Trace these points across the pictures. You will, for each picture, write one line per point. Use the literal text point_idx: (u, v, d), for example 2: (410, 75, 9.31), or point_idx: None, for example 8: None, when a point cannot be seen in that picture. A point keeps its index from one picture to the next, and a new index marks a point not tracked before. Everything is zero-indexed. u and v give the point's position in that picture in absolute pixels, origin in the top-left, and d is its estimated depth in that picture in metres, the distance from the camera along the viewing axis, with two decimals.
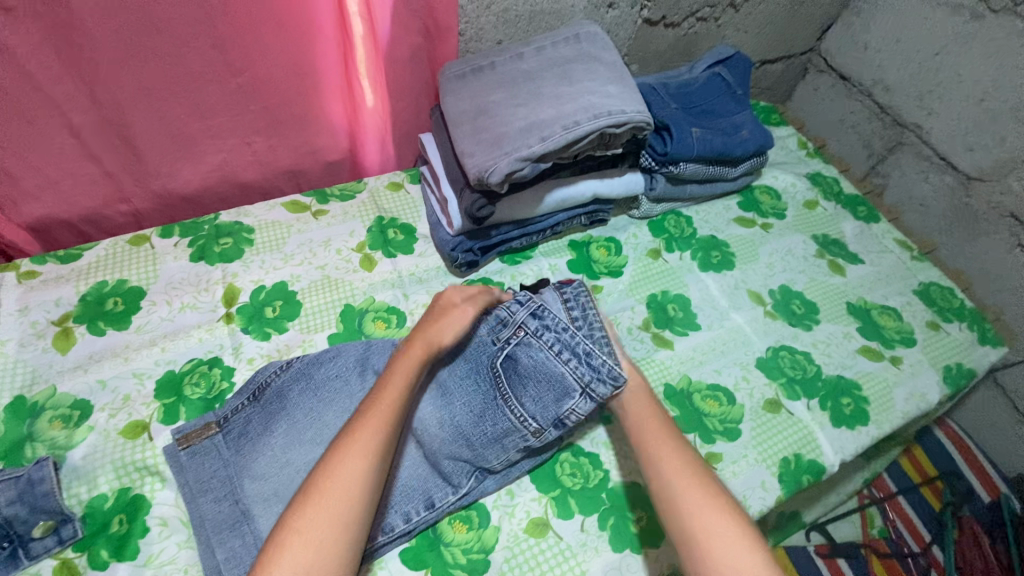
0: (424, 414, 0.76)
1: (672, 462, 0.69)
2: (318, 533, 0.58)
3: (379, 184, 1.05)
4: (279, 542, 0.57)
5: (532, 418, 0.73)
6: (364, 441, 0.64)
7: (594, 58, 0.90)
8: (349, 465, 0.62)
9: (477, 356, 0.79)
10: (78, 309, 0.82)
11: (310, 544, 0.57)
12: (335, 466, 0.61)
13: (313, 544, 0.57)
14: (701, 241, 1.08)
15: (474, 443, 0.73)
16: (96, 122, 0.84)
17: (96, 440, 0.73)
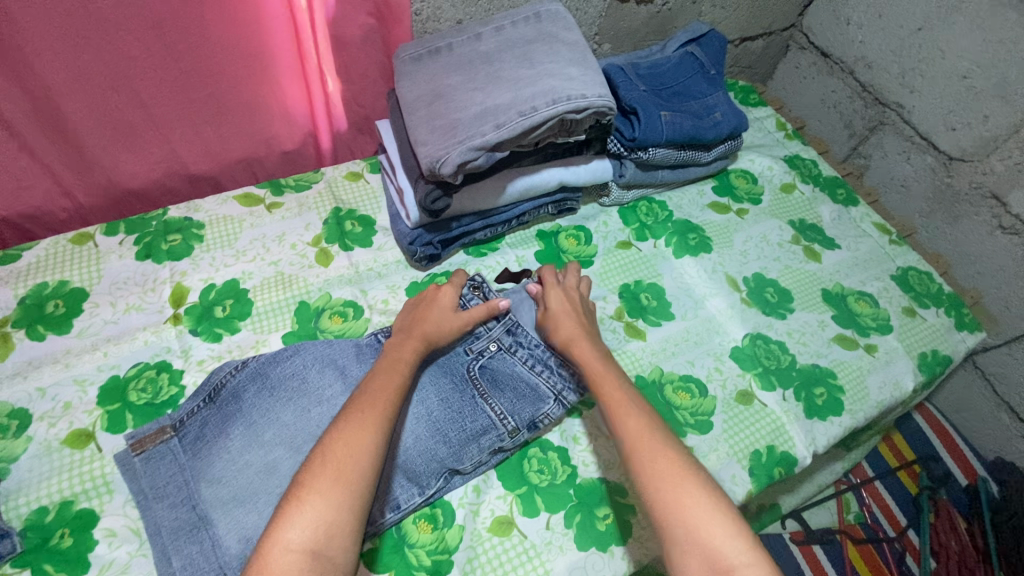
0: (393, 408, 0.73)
1: (642, 431, 0.66)
2: (331, 498, 0.57)
3: (337, 174, 1.01)
4: (293, 503, 0.57)
5: (510, 415, 0.75)
6: (376, 411, 0.64)
7: (556, 38, 0.86)
8: (361, 432, 0.62)
9: (448, 363, 0.78)
10: (16, 313, 0.78)
11: (325, 506, 0.57)
12: (347, 433, 0.61)
13: (325, 509, 0.57)
14: (675, 225, 1.05)
15: (452, 439, 0.72)
16: (28, 113, 0.79)
17: (36, 451, 0.69)
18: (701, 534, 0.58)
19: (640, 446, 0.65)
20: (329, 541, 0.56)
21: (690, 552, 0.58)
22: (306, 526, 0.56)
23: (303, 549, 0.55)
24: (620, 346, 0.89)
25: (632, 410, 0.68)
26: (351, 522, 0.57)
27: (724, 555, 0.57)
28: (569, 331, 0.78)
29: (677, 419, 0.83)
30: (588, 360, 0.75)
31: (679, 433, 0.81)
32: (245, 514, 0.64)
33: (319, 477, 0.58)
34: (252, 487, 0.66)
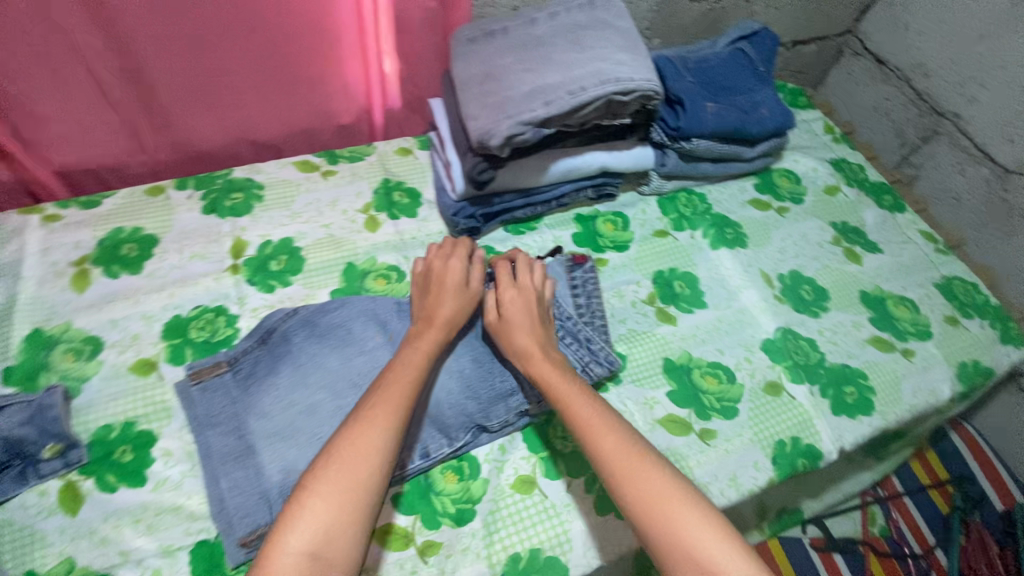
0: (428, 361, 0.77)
1: (618, 450, 0.64)
2: (337, 502, 0.57)
3: (388, 148, 1.06)
4: (298, 505, 0.57)
5: None
6: (387, 409, 0.64)
7: (608, 25, 0.89)
8: (372, 434, 0.62)
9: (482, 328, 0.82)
10: (95, 252, 0.86)
11: (330, 509, 0.57)
12: (357, 434, 0.61)
13: (327, 512, 0.57)
14: (713, 218, 1.05)
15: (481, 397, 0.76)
16: (117, 72, 0.87)
17: (107, 374, 0.76)
18: (695, 552, 0.57)
19: (621, 470, 0.62)
20: (329, 544, 0.56)
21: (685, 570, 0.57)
22: (307, 531, 0.56)
23: (302, 551, 0.55)
24: (650, 330, 0.90)
25: (605, 431, 0.65)
26: (356, 525, 0.57)
27: (719, 568, 0.56)
28: (527, 348, 0.73)
29: (703, 403, 0.84)
30: (552, 379, 0.70)
31: (704, 416, 0.83)
32: (286, 446, 0.69)
33: (327, 480, 0.58)
34: (293, 424, 0.70)
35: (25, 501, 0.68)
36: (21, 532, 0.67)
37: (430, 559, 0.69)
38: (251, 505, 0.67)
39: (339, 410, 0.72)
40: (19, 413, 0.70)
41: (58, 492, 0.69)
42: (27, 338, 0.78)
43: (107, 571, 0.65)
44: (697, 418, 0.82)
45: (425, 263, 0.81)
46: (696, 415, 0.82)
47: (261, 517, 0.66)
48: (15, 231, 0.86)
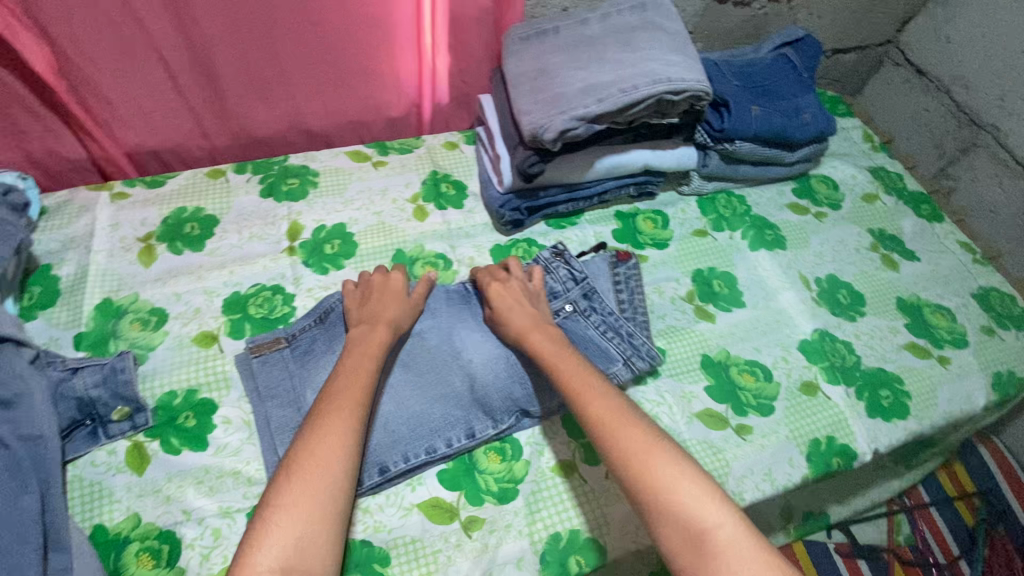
0: (478, 345, 0.80)
1: (605, 412, 0.66)
2: (305, 516, 0.58)
3: (436, 142, 1.09)
4: (265, 525, 0.58)
5: None
6: (340, 419, 0.64)
7: (659, 27, 0.91)
8: (331, 445, 0.62)
9: None
10: (160, 229, 0.90)
11: (297, 522, 0.58)
12: (314, 449, 0.62)
13: (295, 527, 0.58)
14: (752, 220, 1.07)
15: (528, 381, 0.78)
16: (186, 59, 0.91)
17: (171, 344, 0.81)
18: (675, 505, 0.59)
19: (607, 429, 0.65)
20: (303, 555, 0.57)
21: (668, 522, 0.59)
22: (275, 548, 0.56)
23: (272, 568, 0.55)
24: (689, 327, 0.92)
25: (593, 395, 0.67)
26: (326, 535, 0.58)
27: (698, 520, 0.58)
28: (521, 326, 0.77)
29: (740, 399, 0.85)
30: (544, 349, 0.74)
31: (740, 412, 0.84)
32: None
33: (290, 496, 0.59)
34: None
35: (95, 459, 0.73)
36: (91, 487, 0.71)
37: (474, 533, 0.72)
38: None
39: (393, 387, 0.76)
40: (94, 375, 0.74)
41: (126, 451, 0.73)
42: (99, 307, 0.83)
43: (170, 528, 0.69)
44: (734, 414, 0.84)
45: (364, 277, 0.83)
46: (733, 410, 0.84)
47: None
48: (87, 207, 0.92)
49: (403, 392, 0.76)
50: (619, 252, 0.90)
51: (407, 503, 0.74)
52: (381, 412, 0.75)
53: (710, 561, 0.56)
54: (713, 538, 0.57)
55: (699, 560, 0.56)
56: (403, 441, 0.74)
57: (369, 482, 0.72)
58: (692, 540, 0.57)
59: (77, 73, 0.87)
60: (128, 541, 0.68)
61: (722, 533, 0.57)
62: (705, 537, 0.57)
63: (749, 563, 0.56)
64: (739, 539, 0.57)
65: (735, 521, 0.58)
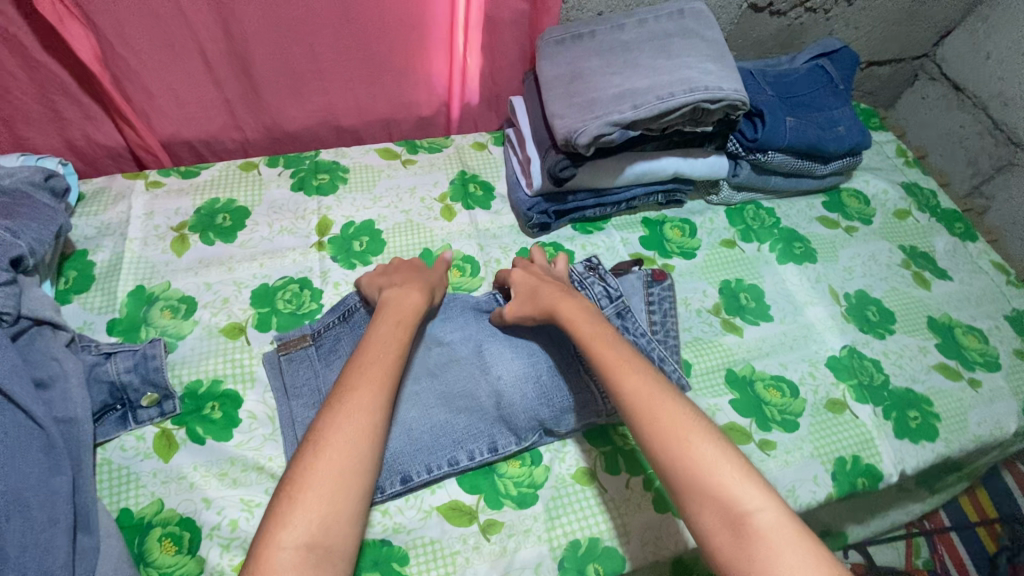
0: (508, 364, 0.79)
1: (643, 388, 0.64)
2: (330, 493, 0.55)
3: (464, 142, 1.10)
4: (289, 503, 0.54)
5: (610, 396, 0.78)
6: (366, 394, 0.61)
7: (695, 35, 0.90)
8: (356, 421, 0.59)
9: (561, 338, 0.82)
10: (192, 219, 0.92)
11: (322, 501, 0.54)
12: (339, 423, 0.58)
13: (320, 504, 0.54)
14: (781, 232, 1.06)
15: (555, 403, 0.77)
16: (225, 52, 0.92)
17: (200, 334, 0.82)
18: (714, 485, 0.57)
19: (647, 404, 0.63)
20: (326, 534, 0.54)
21: (704, 502, 0.57)
22: (300, 525, 0.53)
23: (297, 546, 0.52)
24: (715, 338, 0.91)
25: (631, 371, 0.65)
26: (349, 515, 0.55)
27: (738, 502, 0.56)
28: (551, 298, 0.76)
29: (765, 414, 0.84)
30: (580, 322, 0.72)
31: (765, 427, 0.83)
32: None
33: (315, 472, 0.56)
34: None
35: (124, 443, 0.74)
36: (118, 472, 0.72)
37: (493, 536, 0.72)
38: None
39: (419, 396, 0.78)
40: (125, 360, 0.75)
41: (153, 437, 0.74)
42: (131, 294, 0.84)
43: (192, 515, 0.70)
44: (758, 428, 0.83)
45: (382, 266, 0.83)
46: (757, 424, 0.83)
47: None
48: (123, 195, 0.93)
49: (429, 401, 0.78)
50: (656, 272, 0.90)
51: (426, 505, 0.75)
52: (406, 417, 0.76)
53: (749, 545, 0.54)
54: (752, 522, 0.55)
55: (737, 543, 0.54)
56: (426, 450, 0.75)
57: (390, 488, 0.73)
58: (730, 524, 0.55)
59: (119, 63, 0.89)
60: (152, 525, 0.69)
61: (762, 518, 0.55)
62: (744, 520, 0.55)
63: (789, 549, 0.53)
64: (779, 524, 0.54)
65: (775, 506, 0.56)
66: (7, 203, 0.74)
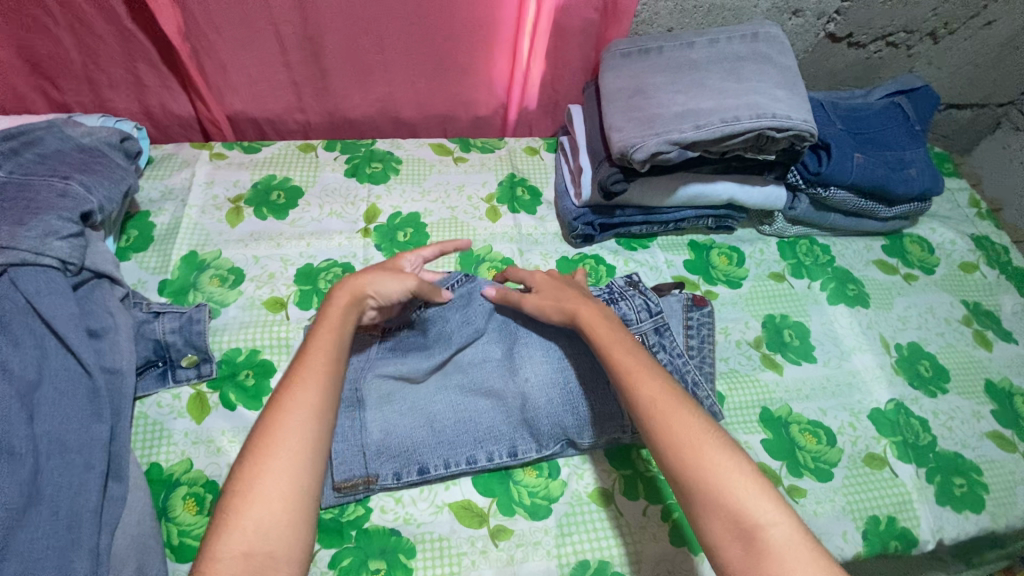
0: (536, 368, 0.78)
1: (657, 395, 0.61)
2: (272, 497, 0.52)
3: (517, 145, 1.10)
4: (230, 509, 0.52)
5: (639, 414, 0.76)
6: (304, 393, 0.59)
7: (768, 60, 0.88)
8: (292, 423, 0.56)
9: None
10: (249, 193, 0.95)
11: (261, 503, 0.52)
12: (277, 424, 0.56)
13: (260, 510, 0.52)
14: (835, 272, 1.01)
15: (581, 412, 0.76)
16: (299, 36, 0.95)
17: (243, 304, 0.85)
18: (727, 496, 0.54)
19: (658, 413, 0.59)
20: (266, 540, 0.51)
21: (716, 514, 0.53)
22: (246, 530, 0.51)
23: (241, 552, 0.50)
24: (752, 373, 0.88)
25: (644, 378, 0.62)
26: (291, 516, 0.52)
27: (751, 516, 0.52)
28: (568, 302, 0.74)
29: (797, 458, 0.81)
30: (598, 326, 0.70)
31: (795, 472, 0.80)
32: (390, 410, 0.77)
33: (253, 478, 0.53)
34: (401, 391, 0.79)
35: (160, 400, 0.77)
36: (152, 426, 0.75)
37: (501, 543, 0.72)
38: (349, 455, 0.73)
39: (448, 390, 0.79)
40: (173, 321, 0.79)
41: (189, 398, 0.77)
42: (185, 258, 0.88)
43: (216, 478, 0.72)
44: (787, 473, 0.80)
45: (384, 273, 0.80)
46: (787, 469, 0.80)
47: (356, 468, 0.73)
48: (188, 163, 0.98)
49: (455, 396, 0.79)
50: (697, 297, 0.87)
51: (439, 500, 0.75)
52: (432, 407, 0.78)
53: (764, 561, 0.50)
54: (765, 537, 0.51)
55: (749, 558, 0.51)
56: (447, 444, 0.76)
57: (407, 476, 0.74)
58: (740, 537, 0.52)
59: (200, 37, 0.93)
60: (179, 483, 0.71)
61: (775, 533, 0.52)
62: (756, 534, 0.52)
63: (803, 567, 0.50)
64: (795, 540, 0.51)
65: (790, 522, 0.52)
66: (84, 159, 0.79)
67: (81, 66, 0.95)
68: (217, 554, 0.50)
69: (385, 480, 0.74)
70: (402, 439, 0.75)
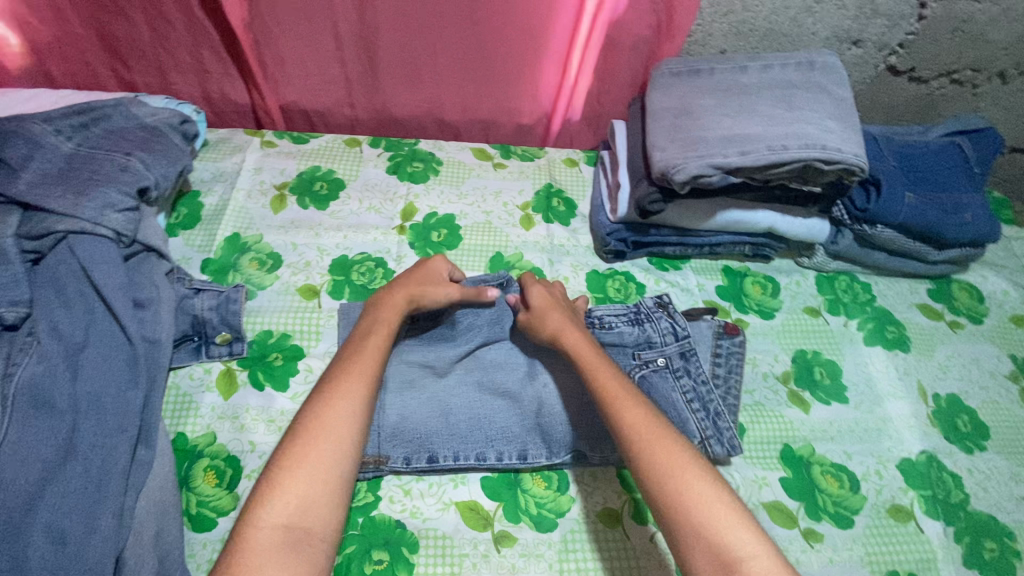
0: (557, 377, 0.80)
1: (642, 422, 0.63)
2: (308, 479, 0.58)
3: (558, 156, 1.10)
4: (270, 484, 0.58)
5: None
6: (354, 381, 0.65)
7: (823, 90, 0.86)
8: (339, 409, 0.63)
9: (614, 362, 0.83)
10: (294, 182, 0.98)
11: (303, 483, 0.58)
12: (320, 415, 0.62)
13: (301, 490, 0.57)
14: (874, 312, 0.98)
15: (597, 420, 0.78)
16: (356, 35, 0.98)
17: (279, 289, 0.88)
18: (706, 526, 0.56)
19: (641, 440, 0.62)
20: (306, 517, 0.57)
21: (695, 544, 0.56)
22: (285, 506, 0.56)
23: (277, 525, 0.55)
24: (777, 409, 0.86)
25: (629, 405, 0.65)
26: (329, 497, 0.58)
27: (731, 548, 0.55)
28: (556, 326, 0.76)
29: (817, 501, 0.78)
30: (584, 351, 0.72)
31: (814, 516, 0.77)
32: (408, 399, 0.78)
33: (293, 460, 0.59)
34: (423, 379, 0.80)
35: (193, 372, 0.80)
36: (182, 397, 0.78)
37: (504, 550, 0.72)
38: None
39: (467, 386, 0.80)
40: (212, 299, 0.82)
41: (219, 373, 0.80)
42: (228, 240, 0.91)
43: (237, 454, 0.75)
44: (805, 515, 0.77)
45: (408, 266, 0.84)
46: (805, 511, 0.77)
47: (368, 447, 0.74)
48: (240, 149, 1.02)
49: (471, 394, 0.79)
50: (728, 325, 0.86)
51: (446, 497, 0.75)
52: (448, 402, 0.79)
53: None
54: (744, 569, 0.54)
55: None
56: (459, 438, 0.77)
57: (416, 463, 0.75)
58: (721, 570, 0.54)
59: (264, 29, 0.97)
60: (202, 455, 0.74)
61: (756, 565, 0.54)
62: (735, 566, 0.54)
63: None
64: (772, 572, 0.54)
65: (768, 554, 0.55)
66: (145, 137, 0.83)
67: (151, 49, 1.01)
68: (258, 523, 0.55)
69: (395, 463, 0.75)
70: (416, 427, 0.77)
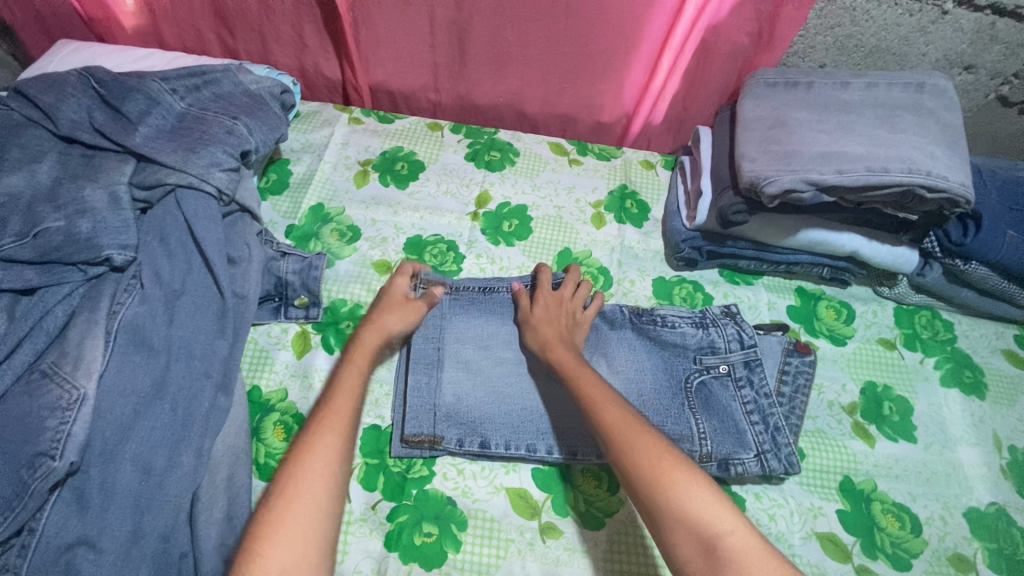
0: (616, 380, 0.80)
1: (618, 418, 0.64)
2: (287, 540, 0.54)
3: (634, 157, 1.09)
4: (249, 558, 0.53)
5: (709, 441, 0.75)
6: (330, 435, 0.63)
7: (931, 114, 0.82)
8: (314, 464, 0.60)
9: (675, 367, 0.82)
10: (376, 159, 1.01)
11: (285, 548, 0.54)
12: (294, 478, 0.59)
13: (279, 557, 0.53)
14: (953, 352, 0.93)
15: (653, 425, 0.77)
16: (450, 21, 1.00)
17: (357, 260, 0.91)
18: (683, 509, 0.56)
19: (621, 434, 0.63)
20: None
21: (679, 528, 0.55)
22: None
23: None
24: (840, 439, 0.83)
25: (606, 404, 0.66)
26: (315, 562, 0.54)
27: (708, 525, 0.55)
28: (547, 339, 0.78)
29: (874, 539, 0.76)
30: (567, 362, 0.74)
31: (869, 553, 0.75)
32: (467, 382, 0.81)
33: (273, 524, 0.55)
34: (481, 364, 0.82)
35: (270, 330, 0.85)
36: (260, 351, 0.83)
37: (550, 541, 0.73)
38: (422, 413, 0.78)
39: (523, 377, 0.81)
40: (295, 264, 0.86)
41: (294, 334, 0.84)
42: (313, 208, 0.95)
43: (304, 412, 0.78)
44: (860, 551, 0.75)
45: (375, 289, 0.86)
46: (860, 547, 0.75)
47: (426, 427, 0.77)
48: (329, 123, 1.06)
49: (528, 386, 0.81)
50: (799, 343, 0.84)
51: (497, 482, 0.77)
52: (505, 390, 0.80)
53: (721, 567, 0.52)
54: (725, 544, 0.53)
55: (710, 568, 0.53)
56: (512, 427, 0.78)
57: (468, 446, 0.77)
58: (702, 548, 0.54)
59: (364, 10, 1.00)
60: (273, 409, 0.78)
61: (733, 539, 0.54)
62: (713, 543, 0.54)
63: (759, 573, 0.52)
64: (750, 546, 0.53)
65: (746, 529, 0.54)
66: (249, 104, 0.87)
67: (257, 20, 1.06)
68: None
69: (449, 444, 0.77)
70: (472, 411, 0.79)
